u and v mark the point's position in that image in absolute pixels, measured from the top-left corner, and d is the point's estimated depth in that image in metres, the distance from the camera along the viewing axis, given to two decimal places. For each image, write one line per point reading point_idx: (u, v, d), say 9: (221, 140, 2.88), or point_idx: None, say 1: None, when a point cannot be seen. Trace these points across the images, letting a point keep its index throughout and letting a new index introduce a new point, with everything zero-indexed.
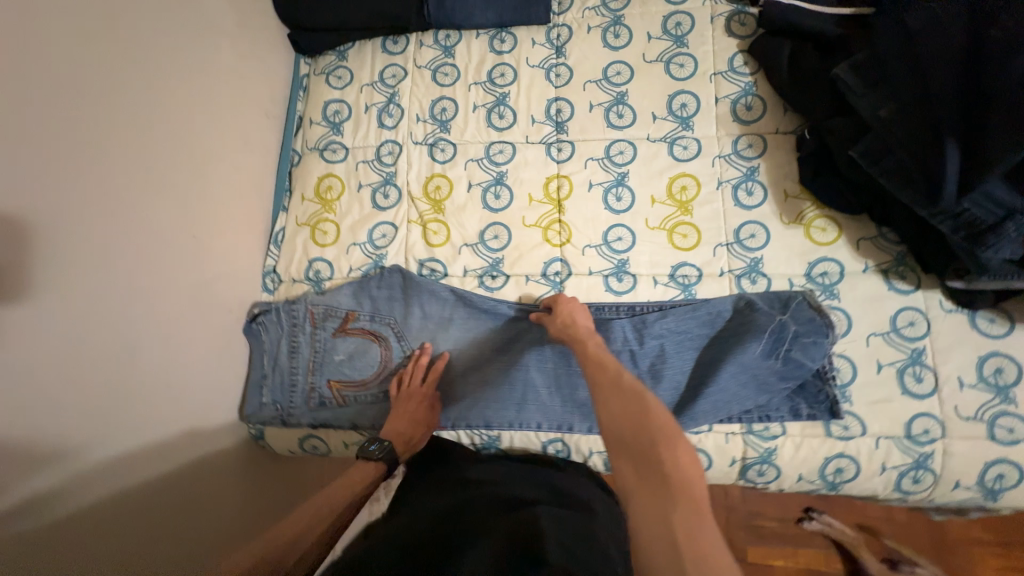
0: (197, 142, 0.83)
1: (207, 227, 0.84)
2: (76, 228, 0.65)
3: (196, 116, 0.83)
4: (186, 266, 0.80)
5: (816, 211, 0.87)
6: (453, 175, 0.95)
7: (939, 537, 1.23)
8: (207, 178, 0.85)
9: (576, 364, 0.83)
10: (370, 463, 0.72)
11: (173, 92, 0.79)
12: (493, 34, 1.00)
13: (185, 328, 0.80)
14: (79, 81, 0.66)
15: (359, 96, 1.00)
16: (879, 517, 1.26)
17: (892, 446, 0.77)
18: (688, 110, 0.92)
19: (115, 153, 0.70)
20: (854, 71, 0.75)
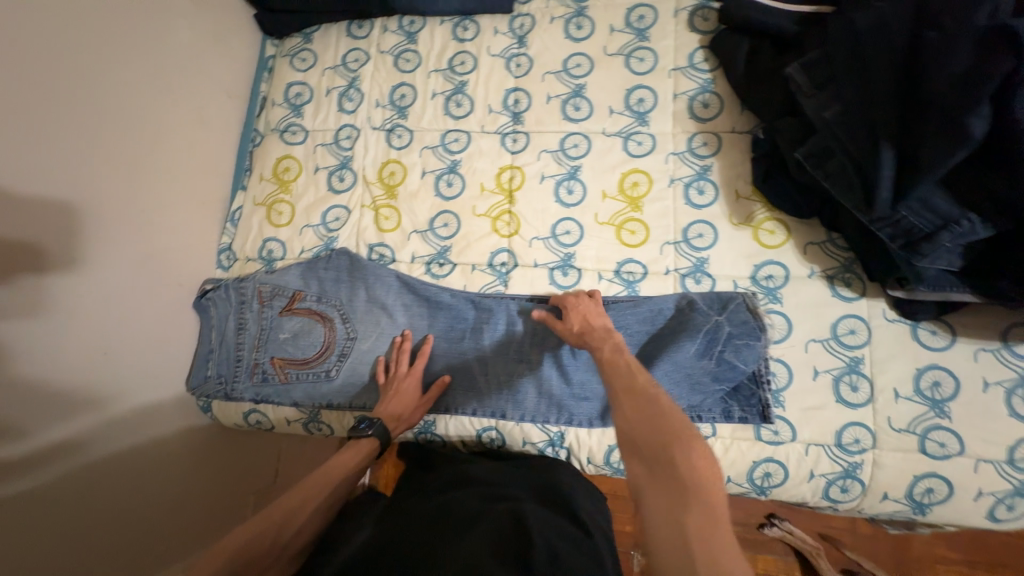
0: (155, 116, 0.84)
1: (162, 201, 0.86)
2: (27, 191, 0.67)
3: (156, 92, 0.84)
4: (139, 238, 0.82)
5: (766, 214, 0.86)
6: (407, 162, 0.95)
7: (904, 554, 1.21)
8: (165, 152, 0.86)
9: (514, 353, 0.85)
10: (369, 439, 0.76)
11: (132, 66, 0.80)
12: (457, 21, 1.00)
13: (139, 299, 0.82)
14: (34, 48, 0.67)
15: (321, 79, 1.01)
16: (843, 528, 1.25)
17: (821, 453, 0.77)
18: (644, 106, 0.91)
19: (71, 122, 0.72)
20: (805, 69, 0.73)
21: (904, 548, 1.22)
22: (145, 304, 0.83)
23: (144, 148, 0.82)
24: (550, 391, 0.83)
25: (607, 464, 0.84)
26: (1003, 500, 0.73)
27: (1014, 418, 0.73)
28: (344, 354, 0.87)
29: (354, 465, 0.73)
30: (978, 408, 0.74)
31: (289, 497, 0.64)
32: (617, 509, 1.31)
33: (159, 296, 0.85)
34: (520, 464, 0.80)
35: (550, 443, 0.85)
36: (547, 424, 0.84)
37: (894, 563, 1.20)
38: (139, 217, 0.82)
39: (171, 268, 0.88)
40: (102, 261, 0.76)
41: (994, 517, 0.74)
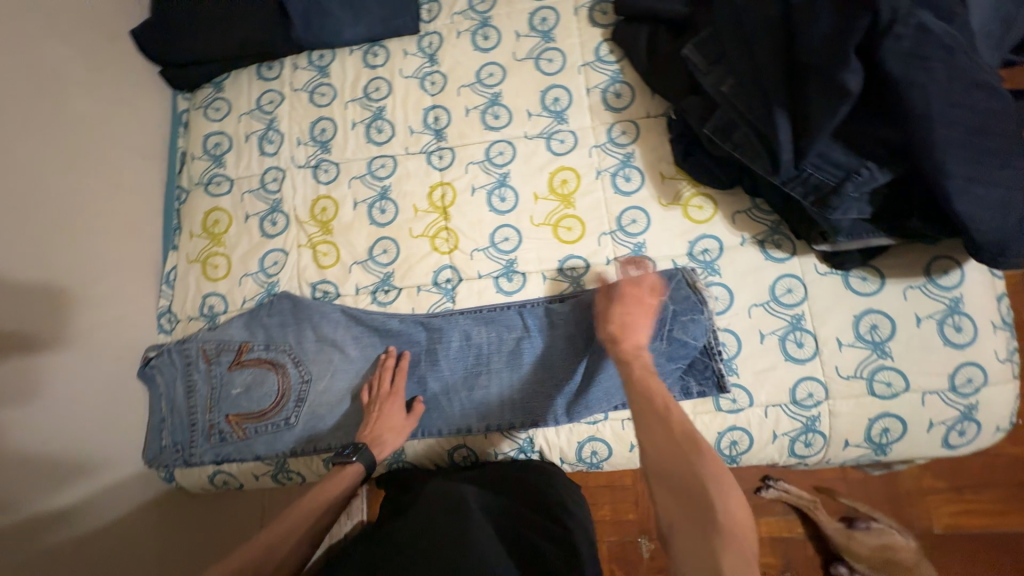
0: (62, 189, 0.81)
1: (84, 275, 0.83)
2: None
3: (66, 167, 0.82)
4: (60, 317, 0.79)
5: (692, 190, 0.88)
6: (338, 195, 0.94)
7: (895, 490, 1.24)
8: (78, 225, 0.83)
9: (474, 366, 0.86)
10: (354, 465, 0.74)
11: (33, 144, 0.78)
12: (366, 49, 1.00)
13: (65, 381, 0.78)
14: None
15: (238, 126, 0.99)
16: (835, 477, 1.27)
17: (779, 413, 0.79)
18: (561, 104, 0.93)
19: None
20: (698, 49, 0.77)
21: (895, 486, 1.25)
22: (74, 385, 0.80)
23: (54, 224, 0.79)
24: (511, 397, 0.84)
25: (580, 460, 0.85)
26: (954, 427, 0.76)
27: (949, 346, 0.76)
28: (301, 399, 0.86)
29: (341, 490, 0.72)
30: (916, 343, 0.77)
31: (267, 536, 0.65)
32: (617, 501, 1.31)
33: (90, 373, 0.82)
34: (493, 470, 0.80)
35: (521, 449, 0.86)
36: (514, 432, 0.85)
37: (889, 502, 1.23)
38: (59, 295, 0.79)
39: (102, 341, 0.85)
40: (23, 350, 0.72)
41: (949, 444, 0.77)
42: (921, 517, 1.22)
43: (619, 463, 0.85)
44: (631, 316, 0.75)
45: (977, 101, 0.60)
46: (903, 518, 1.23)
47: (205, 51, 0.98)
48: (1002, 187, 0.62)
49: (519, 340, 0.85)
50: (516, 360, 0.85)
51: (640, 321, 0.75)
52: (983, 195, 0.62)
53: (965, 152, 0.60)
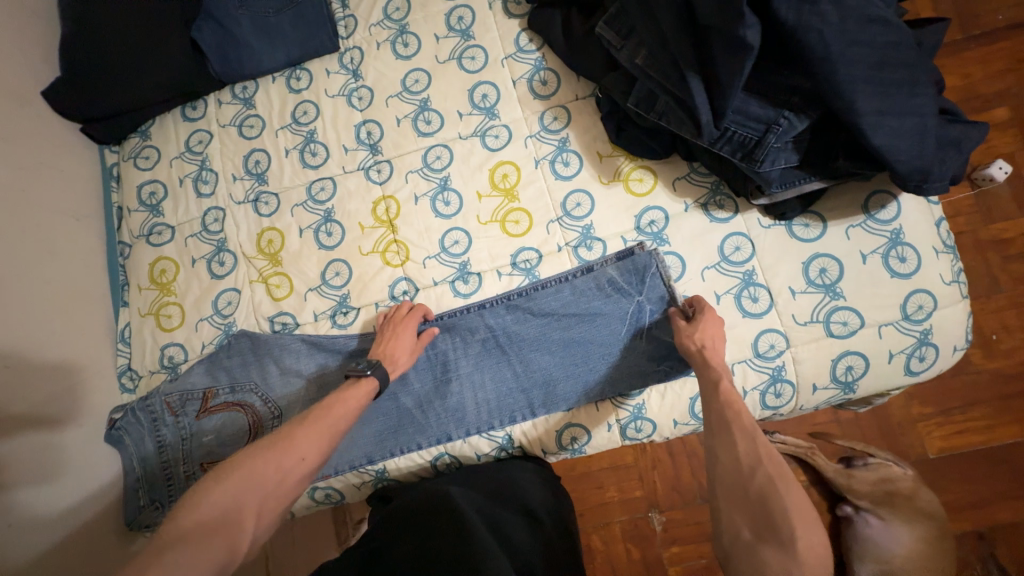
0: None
1: (32, 347, 0.81)
2: None
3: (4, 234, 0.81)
4: (17, 392, 0.76)
5: (630, 164, 0.88)
6: (282, 225, 0.93)
7: (886, 423, 1.27)
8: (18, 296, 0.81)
9: (450, 372, 0.86)
10: (371, 379, 0.74)
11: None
12: (288, 74, 0.99)
13: (27, 460, 0.76)
14: None
15: (171, 171, 0.97)
16: (828, 420, 1.30)
17: (746, 369, 0.80)
18: (489, 100, 0.93)
19: None
20: (609, 27, 0.77)
21: (884, 418, 1.28)
22: (39, 462, 0.77)
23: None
24: (485, 396, 0.85)
25: (562, 449, 0.85)
26: (914, 354, 0.78)
27: (896, 278, 0.78)
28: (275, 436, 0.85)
29: (358, 402, 0.71)
30: (865, 279, 0.78)
31: (303, 434, 0.63)
32: (622, 480, 1.31)
33: (55, 447, 0.80)
34: (474, 471, 0.81)
35: (502, 448, 0.86)
36: (492, 432, 0.85)
37: (882, 435, 1.26)
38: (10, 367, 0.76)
39: (62, 410, 0.82)
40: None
41: (912, 371, 0.79)
42: (913, 444, 1.25)
43: (601, 445, 0.85)
44: (713, 338, 0.70)
45: (875, 36, 0.61)
46: (899, 448, 1.26)
47: (122, 101, 0.96)
48: (914, 115, 0.63)
49: (484, 341, 0.86)
50: (484, 359, 0.86)
51: (723, 348, 0.70)
52: (897, 126, 0.63)
53: (873, 87, 0.62)
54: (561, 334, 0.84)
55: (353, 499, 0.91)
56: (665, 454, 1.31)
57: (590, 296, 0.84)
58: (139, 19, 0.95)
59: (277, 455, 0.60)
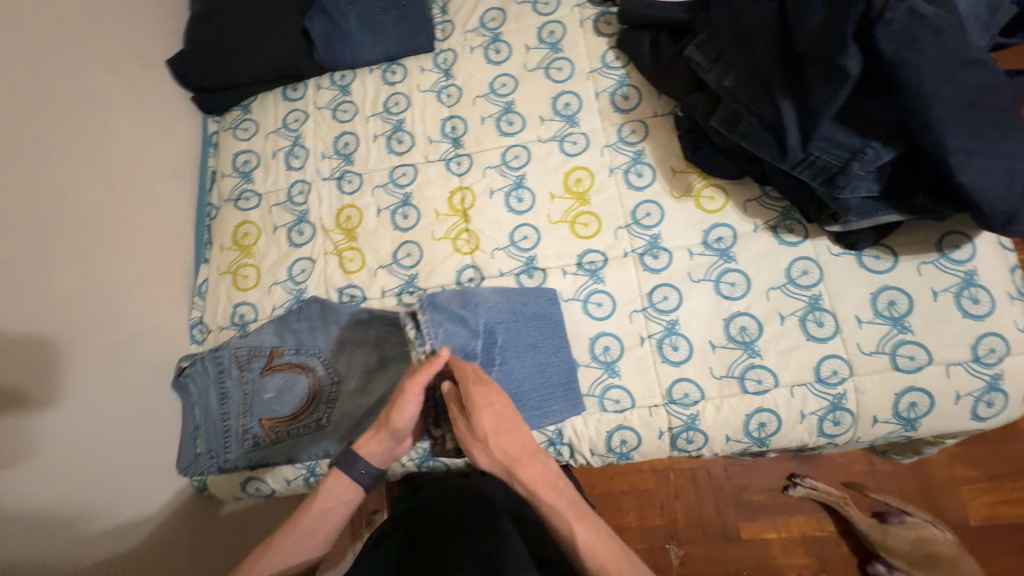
0: (107, 218, 0.86)
1: (122, 289, 0.86)
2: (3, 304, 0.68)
3: (122, 181, 0.90)
4: (78, 367, 0.77)
5: (703, 181, 0.91)
6: (362, 204, 0.98)
7: (925, 482, 1.23)
8: (120, 248, 0.87)
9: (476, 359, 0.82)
10: (345, 475, 0.75)
11: (118, 154, 0.90)
12: (385, 67, 1.06)
13: (102, 412, 0.79)
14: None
15: (266, 144, 1.04)
16: (864, 471, 1.26)
17: (806, 392, 0.79)
18: (571, 109, 0.98)
19: (36, 230, 0.74)
20: (700, 49, 0.82)
21: (924, 477, 1.23)
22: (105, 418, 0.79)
23: (107, 241, 0.85)
24: None
25: (610, 451, 0.84)
26: (982, 398, 0.77)
27: (968, 318, 0.77)
28: (332, 400, 0.87)
29: (339, 490, 0.74)
30: (934, 316, 0.78)
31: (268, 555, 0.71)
32: (643, 506, 1.30)
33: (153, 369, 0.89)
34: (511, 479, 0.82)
35: (551, 442, 0.85)
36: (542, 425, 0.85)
37: (921, 494, 1.22)
38: (103, 309, 0.83)
39: (138, 355, 0.87)
40: (103, 333, 0.82)
41: (979, 417, 0.77)
42: (953, 509, 1.21)
43: (648, 452, 0.84)
44: (478, 413, 0.70)
45: (970, 77, 0.63)
46: (938, 511, 1.21)
47: (231, 76, 1.04)
48: (1004, 158, 0.64)
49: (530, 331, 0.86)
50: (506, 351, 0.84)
51: (486, 412, 0.70)
52: (986, 166, 0.64)
53: (965, 126, 0.64)
54: (615, 331, 0.87)
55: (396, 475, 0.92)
56: (689, 485, 1.30)
57: (502, 296, 0.86)
58: (260, 6, 1.05)
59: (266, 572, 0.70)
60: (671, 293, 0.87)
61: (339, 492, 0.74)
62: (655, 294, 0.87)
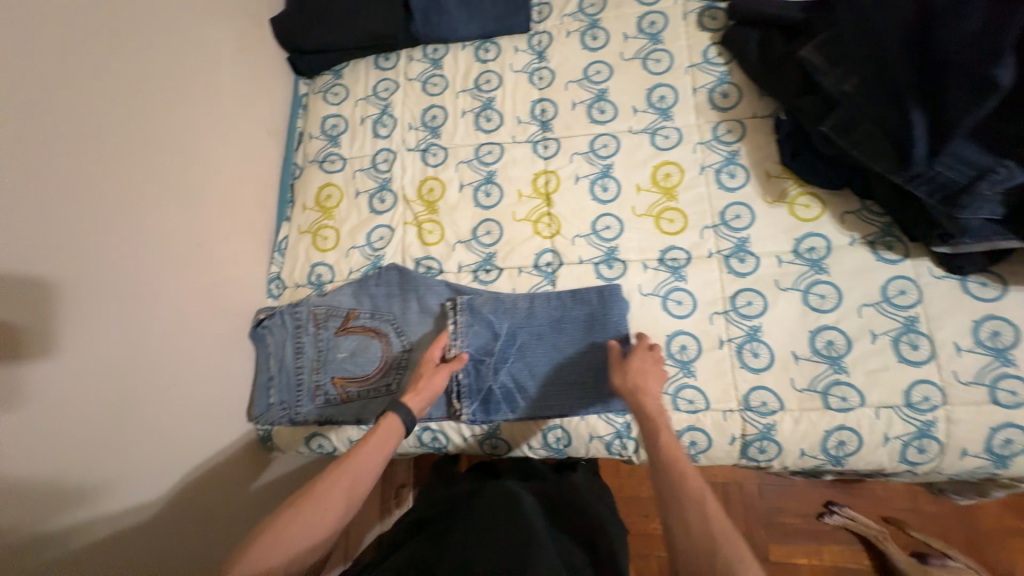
0: (206, 164, 0.88)
1: (215, 236, 0.89)
2: (114, 235, 0.71)
3: (222, 131, 0.92)
4: (173, 305, 0.79)
5: (799, 189, 0.88)
6: (445, 177, 0.99)
7: (970, 527, 1.19)
8: (216, 195, 0.90)
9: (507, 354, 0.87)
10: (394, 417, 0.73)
11: (221, 104, 0.93)
12: (478, 45, 1.06)
13: (186, 352, 0.81)
14: (123, 108, 0.74)
15: (355, 110, 1.06)
16: (906, 508, 1.23)
17: (892, 415, 0.76)
18: (666, 102, 0.96)
19: (146, 170, 0.77)
20: (819, 51, 0.80)
21: (972, 522, 1.19)
22: (189, 358, 0.82)
23: (203, 192, 0.87)
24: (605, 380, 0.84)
25: None
26: None
27: None
28: (403, 367, 0.88)
29: (389, 440, 0.70)
30: None
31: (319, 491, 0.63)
32: None
33: (235, 317, 0.91)
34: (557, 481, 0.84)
35: (617, 435, 0.84)
36: (611, 416, 0.84)
37: (966, 540, 1.18)
38: (199, 252, 0.85)
39: (224, 301, 0.90)
40: (197, 274, 0.84)
41: None
42: (1000, 560, 1.16)
43: (716, 457, 0.82)
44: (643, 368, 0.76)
45: None
46: (984, 560, 1.16)
47: (328, 40, 1.06)
48: None
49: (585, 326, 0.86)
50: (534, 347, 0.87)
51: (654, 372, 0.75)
52: None
53: None
54: (692, 331, 0.85)
55: (455, 448, 0.91)
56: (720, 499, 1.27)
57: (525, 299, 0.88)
58: None
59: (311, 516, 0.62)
60: (756, 298, 0.85)
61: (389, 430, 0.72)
62: (738, 298, 0.85)
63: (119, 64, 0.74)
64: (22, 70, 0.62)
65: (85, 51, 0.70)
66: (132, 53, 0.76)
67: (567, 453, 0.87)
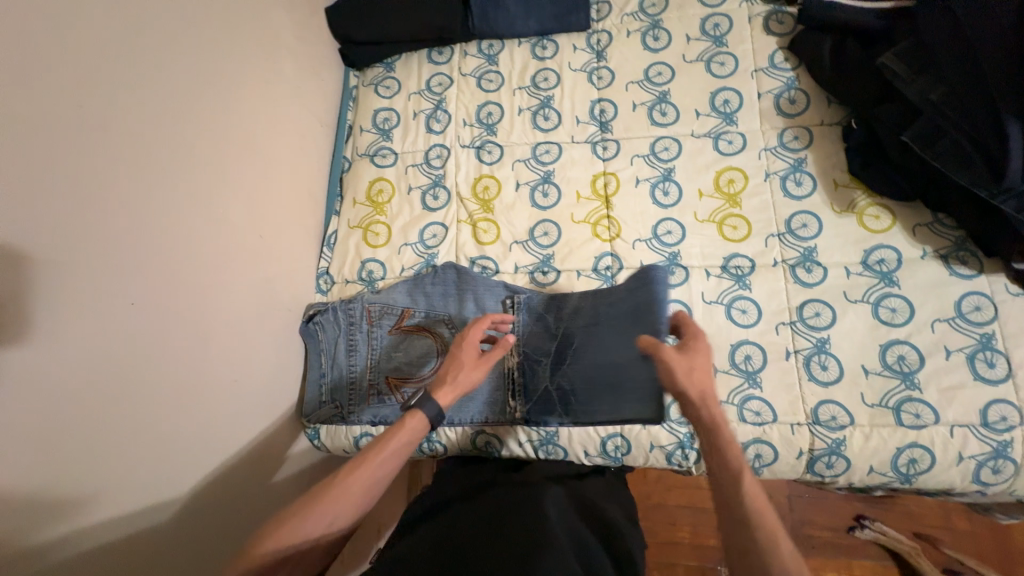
0: (265, 156, 0.87)
1: (271, 230, 0.87)
2: (183, 226, 0.70)
3: (279, 122, 0.91)
4: (233, 299, 0.78)
5: (868, 200, 0.86)
6: (501, 175, 0.97)
7: (1004, 546, 1.17)
8: (272, 187, 0.88)
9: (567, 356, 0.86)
10: (421, 414, 0.67)
11: (280, 95, 0.91)
12: (535, 41, 1.04)
13: (243, 348, 0.80)
14: (193, 97, 0.73)
15: (407, 103, 1.04)
16: (938, 525, 1.20)
17: (967, 434, 0.75)
18: (731, 106, 0.94)
19: (212, 159, 0.76)
20: (900, 59, 0.78)
21: (1006, 542, 1.17)
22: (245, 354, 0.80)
23: (259, 185, 0.85)
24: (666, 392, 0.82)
25: None
26: None
27: None
28: None
29: (411, 437, 0.66)
30: None
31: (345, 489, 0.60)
32: (698, 522, 1.24)
33: (288, 312, 0.90)
34: (603, 485, 0.80)
35: (680, 445, 0.82)
36: (674, 425, 0.82)
37: (999, 558, 1.16)
38: (258, 245, 0.84)
39: (278, 296, 0.88)
40: (254, 268, 0.83)
41: None
42: None
43: (780, 470, 0.80)
44: (696, 367, 0.64)
45: None
46: None
47: (383, 31, 1.05)
48: None
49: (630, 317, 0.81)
50: (590, 348, 0.85)
51: (706, 372, 0.63)
52: None
53: None
54: (758, 341, 0.83)
55: (508, 454, 0.89)
56: None
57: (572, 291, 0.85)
58: None
59: (319, 511, 0.59)
60: (824, 309, 0.83)
61: (413, 430, 0.66)
62: (805, 309, 0.83)
63: (190, 51, 0.73)
64: (104, 55, 0.61)
65: (160, 38, 0.69)
66: (200, 40, 0.75)
67: (624, 461, 0.85)
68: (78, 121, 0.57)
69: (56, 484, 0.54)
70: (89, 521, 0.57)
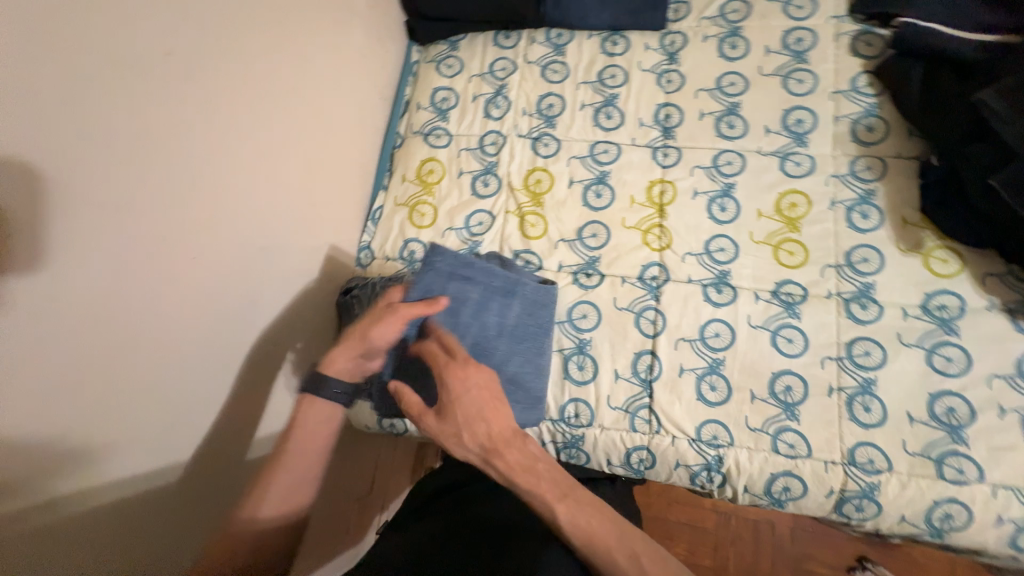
0: (323, 125, 0.87)
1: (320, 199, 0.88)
2: (241, 188, 0.71)
3: (341, 92, 0.90)
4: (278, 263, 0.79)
5: (936, 242, 0.83)
6: (554, 170, 0.95)
7: None
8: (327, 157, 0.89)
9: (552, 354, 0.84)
10: (319, 403, 0.66)
11: (345, 65, 0.91)
12: (606, 36, 1.01)
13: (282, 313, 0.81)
14: (265, 59, 0.73)
15: (468, 85, 1.02)
16: None
17: (1011, 497, 0.72)
18: (804, 127, 0.90)
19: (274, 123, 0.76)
20: (1001, 96, 0.73)
21: None
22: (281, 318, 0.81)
23: (313, 153, 0.85)
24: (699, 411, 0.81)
25: (767, 494, 0.79)
26: None
27: None
28: None
29: (322, 424, 0.66)
30: None
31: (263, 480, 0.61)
32: (694, 541, 1.23)
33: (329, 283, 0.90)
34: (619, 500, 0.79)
35: (706, 467, 0.80)
36: (704, 446, 0.80)
37: None
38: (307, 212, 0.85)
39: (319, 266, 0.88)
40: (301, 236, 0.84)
41: None
42: None
43: (807, 507, 0.78)
44: (468, 409, 0.60)
45: None
46: None
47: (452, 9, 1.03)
48: None
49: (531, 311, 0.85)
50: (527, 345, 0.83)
51: (478, 403, 0.60)
52: None
53: None
54: (801, 372, 0.81)
55: None
56: (748, 535, 1.22)
57: (441, 280, 0.78)
58: None
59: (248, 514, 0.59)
60: (874, 349, 0.80)
61: (316, 419, 0.66)
62: (855, 346, 0.81)
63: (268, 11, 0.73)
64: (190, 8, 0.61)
65: None
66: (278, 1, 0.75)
67: (646, 475, 0.83)
68: (159, 73, 0.58)
69: (107, 422, 0.56)
70: (132, 461, 0.60)
